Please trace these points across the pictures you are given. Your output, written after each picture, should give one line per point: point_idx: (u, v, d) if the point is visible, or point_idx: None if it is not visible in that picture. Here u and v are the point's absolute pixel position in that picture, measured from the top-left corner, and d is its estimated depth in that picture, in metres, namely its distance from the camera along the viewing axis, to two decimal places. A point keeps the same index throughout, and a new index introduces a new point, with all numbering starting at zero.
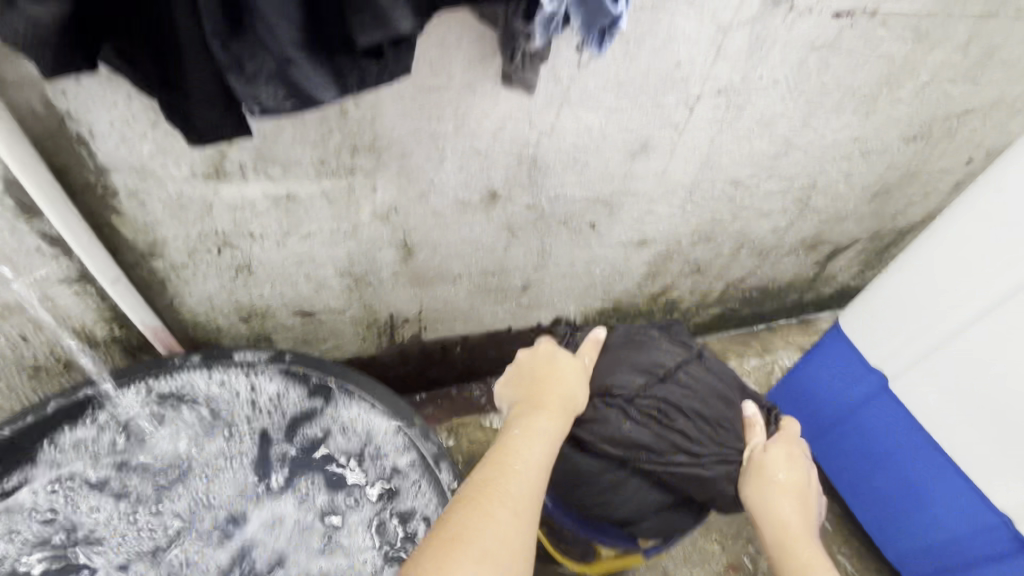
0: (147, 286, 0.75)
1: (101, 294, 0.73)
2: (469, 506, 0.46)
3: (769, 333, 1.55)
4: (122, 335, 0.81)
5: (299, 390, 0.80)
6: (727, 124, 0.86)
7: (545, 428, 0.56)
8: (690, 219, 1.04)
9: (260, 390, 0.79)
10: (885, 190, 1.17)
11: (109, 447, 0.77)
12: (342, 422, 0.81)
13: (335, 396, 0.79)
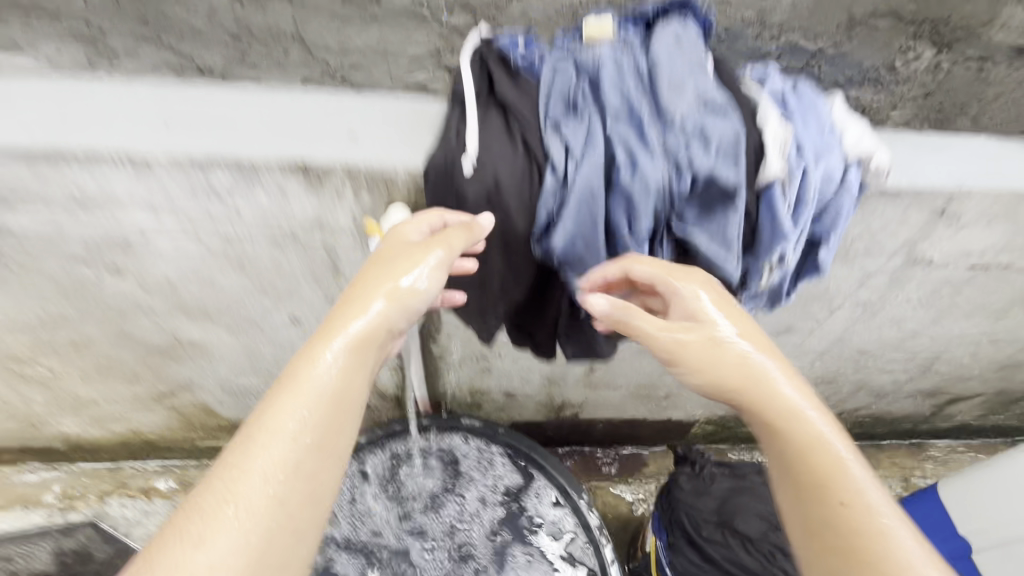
0: (428, 372, 1.17)
1: (403, 373, 1.16)
2: (200, 510, 0.50)
3: (877, 452, 1.69)
4: (400, 392, 1.24)
5: (511, 470, 1.11)
6: (861, 318, 1.08)
7: (286, 404, 0.55)
8: (816, 368, 1.26)
9: (484, 465, 1.12)
10: (1015, 365, 1.29)
11: (378, 475, 1.10)
12: (535, 510, 1.05)
13: (540, 484, 1.08)
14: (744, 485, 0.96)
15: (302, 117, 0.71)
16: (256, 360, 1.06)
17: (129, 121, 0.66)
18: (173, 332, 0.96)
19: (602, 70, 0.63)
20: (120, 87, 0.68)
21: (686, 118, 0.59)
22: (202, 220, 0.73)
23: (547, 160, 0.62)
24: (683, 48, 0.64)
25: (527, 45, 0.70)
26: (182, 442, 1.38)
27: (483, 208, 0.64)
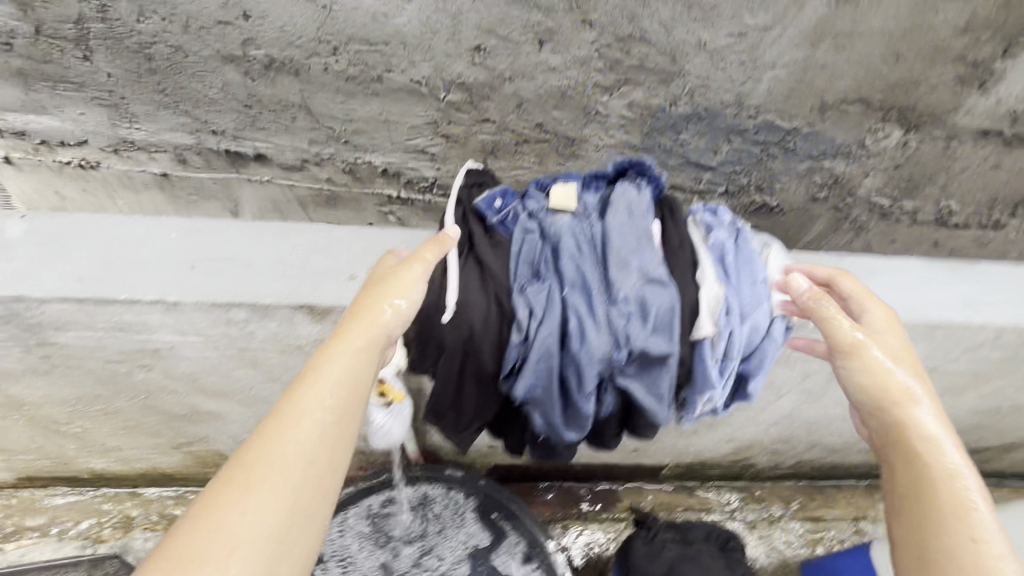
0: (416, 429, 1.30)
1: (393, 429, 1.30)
2: (233, 485, 0.55)
3: (836, 491, 1.82)
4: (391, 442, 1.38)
5: (489, 521, 1.27)
6: (808, 398, 1.20)
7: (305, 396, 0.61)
8: (771, 431, 1.39)
9: (466, 516, 1.28)
10: (955, 432, 1.41)
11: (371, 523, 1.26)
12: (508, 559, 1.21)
13: (512, 536, 1.24)
14: (691, 550, 1.10)
15: (308, 252, 0.83)
16: (264, 423, 1.19)
17: (168, 267, 0.79)
18: (192, 404, 1.08)
19: (562, 239, 0.76)
20: (162, 237, 0.82)
21: (627, 292, 0.71)
22: (223, 337, 0.85)
23: (512, 315, 0.74)
24: (631, 221, 0.76)
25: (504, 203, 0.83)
26: (195, 475, 1.51)
27: (458, 356, 0.75)
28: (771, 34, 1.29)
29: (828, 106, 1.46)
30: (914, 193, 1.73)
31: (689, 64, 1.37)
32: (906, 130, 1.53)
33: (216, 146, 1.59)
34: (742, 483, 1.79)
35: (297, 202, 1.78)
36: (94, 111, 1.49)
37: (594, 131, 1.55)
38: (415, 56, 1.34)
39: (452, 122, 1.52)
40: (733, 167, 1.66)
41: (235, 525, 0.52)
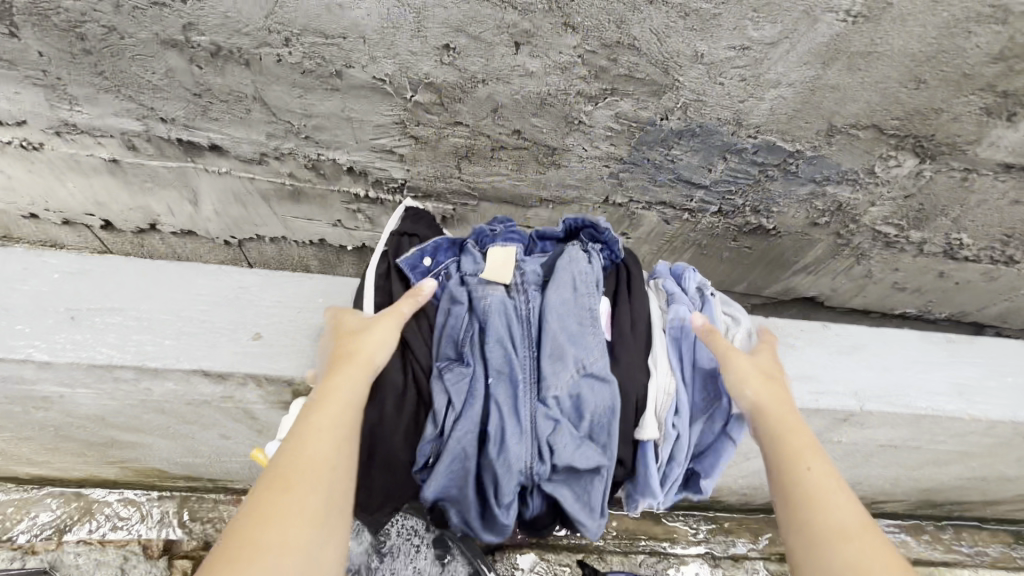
0: None
1: None
2: (280, 498, 0.56)
3: None
4: None
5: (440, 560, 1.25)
6: None
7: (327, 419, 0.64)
8: (741, 480, 1.31)
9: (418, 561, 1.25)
10: (936, 491, 1.33)
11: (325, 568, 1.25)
12: None
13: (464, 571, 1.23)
14: None
15: (206, 301, 0.77)
16: (195, 451, 1.10)
17: (42, 311, 0.72)
18: (108, 435, 0.99)
19: (493, 318, 0.79)
20: (47, 278, 0.76)
21: (557, 387, 0.75)
22: (117, 391, 0.76)
23: (429, 404, 0.75)
24: (572, 300, 0.81)
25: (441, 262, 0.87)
26: (140, 480, 1.43)
27: (365, 446, 0.73)
28: (777, 49, 1.15)
29: (836, 130, 1.32)
30: (923, 224, 1.59)
31: (683, 77, 1.22)
32: (920, 159, 1.38)
33: (166, 134, 1.46)
34: (711, 514, 1.72)
35: (259, 196, 1.66)
36: (30, 90, 1.36)
37: (576, 141, 1.41)
38: (376, 51, 1.20)
39: (421, 124, 1.39)
40: (728, 186, 1.52)
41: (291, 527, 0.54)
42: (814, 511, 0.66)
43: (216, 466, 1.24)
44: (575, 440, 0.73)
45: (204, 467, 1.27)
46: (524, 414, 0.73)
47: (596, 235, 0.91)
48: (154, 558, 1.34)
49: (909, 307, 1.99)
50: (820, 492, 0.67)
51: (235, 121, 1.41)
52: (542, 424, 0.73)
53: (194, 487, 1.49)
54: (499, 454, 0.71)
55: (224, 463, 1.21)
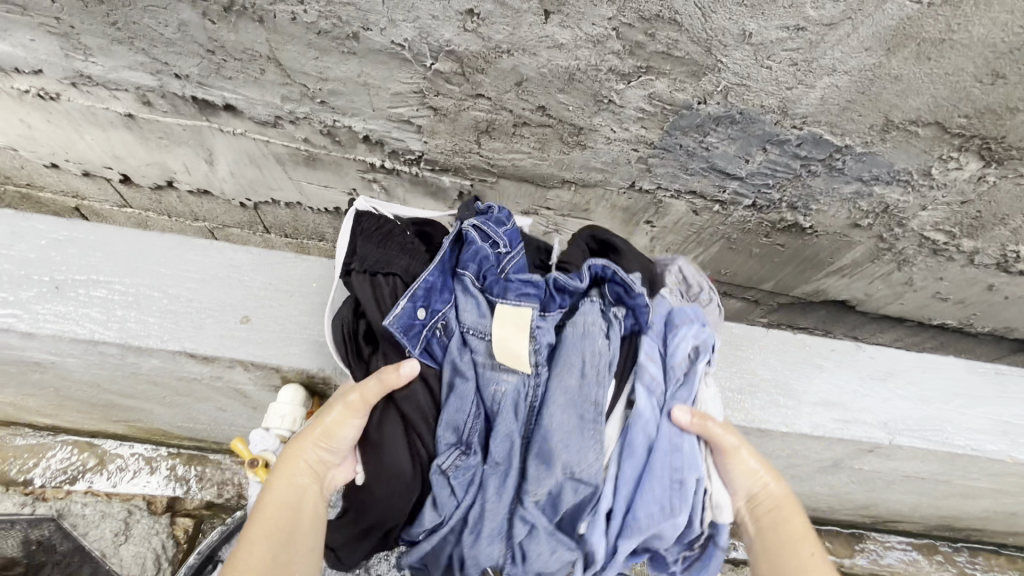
0: None
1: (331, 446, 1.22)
2: None
3: None
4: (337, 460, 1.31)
5: None
6: (793, 476, 1.06)
7: (274, 516, 0.81)
8: None
9: None
10: (957, 519, 1.26)
11: None
12: None
13: None
14: None
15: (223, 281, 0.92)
16: (196, 419, 1.10)
17: (60, 286, 0.86)
18: (108, 398, 0.99)
19: (498, 405, 0.89)
20: (71, 254, 0.89)
21: (539, 486, 0.85)
22: (106, 360, 0.85)
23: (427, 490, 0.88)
24: (577, 390, 0.87)
25: (437, 313, 0.90)
26: (147, 436, 1.46)
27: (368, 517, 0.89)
28: (836, 32, 1.03)
29: (893, 125, 1.19)
30: (978, 233, 1.46)
31: (726, 58, 1.12)
32: (985, 163, 1.25)
33: (181, 91, 1.42)
34: None
35: (274, 159, 1.62)
36: (44, 38, 1.32)
37: (605, 121, 1.32)
38: (394, 14, 1.12)
39: (440, 94, 1.31)
40: (765, 180, 1.42)
41: None
42: None
43: (217, 432, 1.24)
44: (548, 543, 0.86)
45: (206, 432, 1.28)
46: (510, 503, 0.87)
47: (623, 298, 0.95)
48: (158, 514, 1.37)
49: (949, 319, 1.87)
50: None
51: (249, 82, 1.36)
52: (519, 529, 0.86)
53: (201, 446, 1.52)
54: (475, 548, 0.87)
55: (225, 430, 1.21)
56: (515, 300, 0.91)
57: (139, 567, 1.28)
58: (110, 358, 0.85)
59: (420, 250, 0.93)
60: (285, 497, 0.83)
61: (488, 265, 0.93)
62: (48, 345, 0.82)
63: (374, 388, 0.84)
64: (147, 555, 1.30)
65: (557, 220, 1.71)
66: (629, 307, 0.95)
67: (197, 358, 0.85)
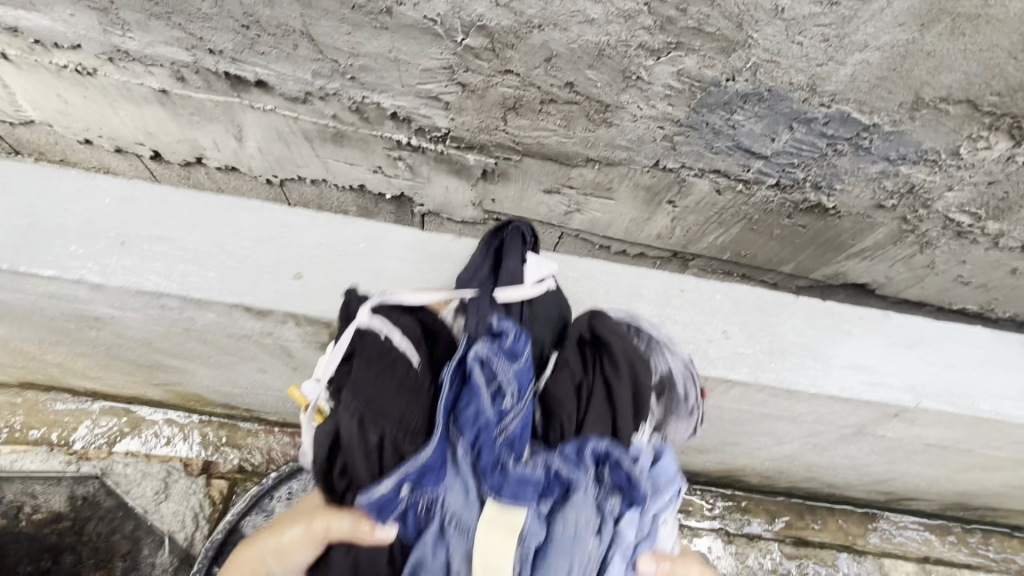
0: None
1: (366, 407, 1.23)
2: None
3: (826, 513, 1.74)
4: None
5: None
6: (818, 447, 1.08)
7: None
8: (767, 464, 1.28)
9: None
10: (973, 495, 1.28)
11: None
12: None
13: None
14: None
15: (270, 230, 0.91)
16: (235, 382, 1.15)
17: (121, 241, 0.86)
18: (155, 358, 1.03)
19: None
20: (128, 210, 0.90)
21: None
22: (165, 315, 0.87)
23: None
24: None
25: (417, 485, 0.72)
26: (181, 403, 1.52)
27: None
28: (870, 7, 1.03)
29: (923, 103, 1.20)
30: (1004, 215, 1.46)
31: (757, 34, 1.12)
32: (1015, 142, 1.25)
33: (214, 66, 1.45)
34: (729, 493, 1.71)
35: (302, 136, 1.65)
36: (84, 13, 1.35)
37: (632, 98, 1.33)
38: None
39: (469, 70, 1.33)
40: (791, 159, 1.42)
41: None
42: None
43: (252, 397, 1.29)
44: None
45: (241, 397, 1.32)
46: None
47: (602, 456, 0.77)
48: (193, 475, 1.44)
49: (969, 304, 1.87)
50: None
51: (282, 57, 1.38)
52: None
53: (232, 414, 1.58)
54: None
55: (260, 394, 1.25)
56: (510, 500, 0.71)
57: (179, 523, 1.34)
58: (168, 313, 0.86)
59: (411, 386, 0.79)
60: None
61: (485, 427, 0.76)
62: (112, 297, 0.84)
63: (340, 528, 0.72)
64: (185, 513, 1.36)
65: (580, 200, 1.72)
66: (631, 495, 0.76)
67: (252, 313, 0.86)
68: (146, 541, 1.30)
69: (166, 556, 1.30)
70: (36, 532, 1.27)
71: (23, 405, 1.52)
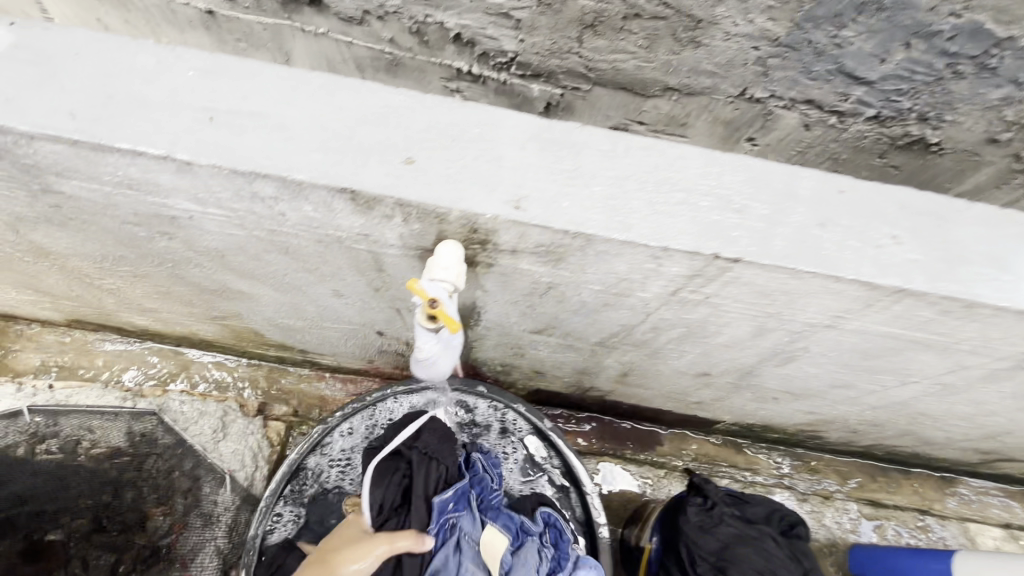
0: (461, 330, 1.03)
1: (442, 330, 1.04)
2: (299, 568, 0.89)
3: (901, 477, 1.64)
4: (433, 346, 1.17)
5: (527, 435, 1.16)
6: (938, 392, 0.98)
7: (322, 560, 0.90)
8: (865, 415, 1.19)
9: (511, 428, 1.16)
10: None
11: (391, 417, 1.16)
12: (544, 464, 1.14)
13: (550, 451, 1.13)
14: (737, 512, 1.00)
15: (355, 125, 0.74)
16: (302, 311, 1.08)
17: (174, 105, 0.63)
18: (222, 281, 0.97)
19: None
20: (164, 66, 0.65)
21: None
22: (248, 213, 0.70)
23: None
24: None
25: (453, 507, 0.96)
26: (233, 344, 1.47)
27: None
28: None
29: None
30: None
31: None
32: None
33: None
34: (798, 451, 1.62)
35: None
36: None
37: None
38: None
39: None
40: None
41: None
42: None
43: (313, 332, 1.23)
44: None
45: (301, 334, 1.26)
46: None
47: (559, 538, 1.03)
48: (251, 416, 1.40)
49: None
50: None
51: None
52: None
53: (283, 357, 1.53)
54: None
55: (323, 329, 1.19)
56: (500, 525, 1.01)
57: (239, 462, 1.30)
58: (252, 214, 0.69)
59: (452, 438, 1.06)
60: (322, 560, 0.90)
61: (487, 487, 1.06)
62: (188, 190, 0.65)
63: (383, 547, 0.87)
64: (244, 453, 1.33)
65: None
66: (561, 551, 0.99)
67: (356, 208, 0.64)
68: (207, 479, 1.26)
69: (228, 492, 1.26)
70: (92, 466, 1.23)
71: (71, 344, 1.54)
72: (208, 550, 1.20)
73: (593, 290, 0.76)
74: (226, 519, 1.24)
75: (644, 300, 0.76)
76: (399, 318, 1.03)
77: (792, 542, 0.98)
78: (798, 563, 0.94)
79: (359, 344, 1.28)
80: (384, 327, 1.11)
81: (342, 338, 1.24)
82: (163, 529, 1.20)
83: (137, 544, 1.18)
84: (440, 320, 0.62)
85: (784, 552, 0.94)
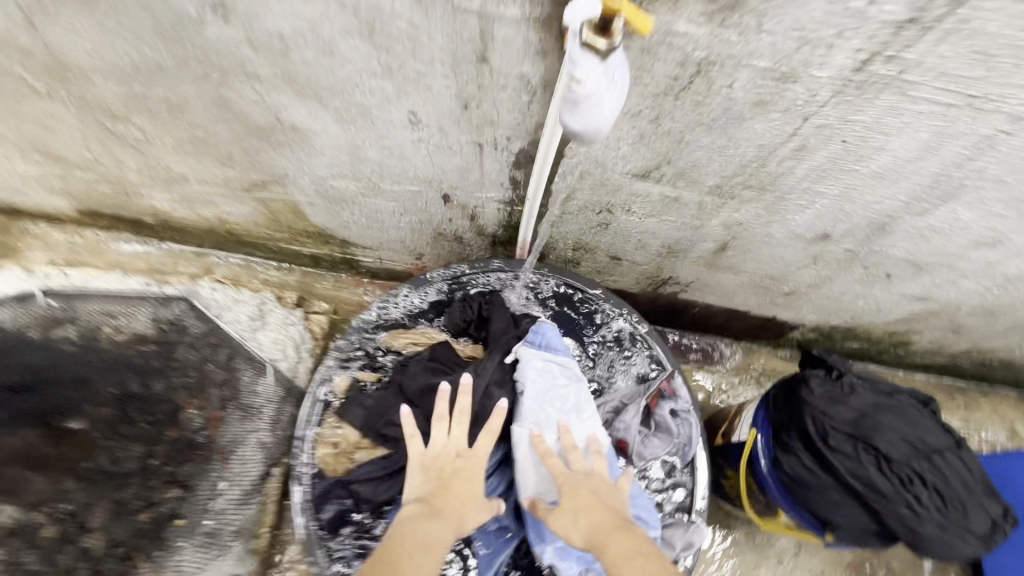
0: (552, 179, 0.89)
1: (526, 179, 0.91)
2: (421, 500, 0.80)
3: (981, 396, 1.52)
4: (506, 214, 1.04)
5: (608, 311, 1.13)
6: None
7: (431, 485, 0.83)
8: (985, 298, 1.06)
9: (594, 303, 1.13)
10: None
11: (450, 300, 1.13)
12: (627, 335, 1.12)
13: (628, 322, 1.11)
14: (866, 380, 0.87)
15: None
16: (360, 163, 0.95)
17: None
18: (276, 111, 0.83)
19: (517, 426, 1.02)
20: None
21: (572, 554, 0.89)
22: None
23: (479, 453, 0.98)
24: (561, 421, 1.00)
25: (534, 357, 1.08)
26: (263, 239, 1.36)
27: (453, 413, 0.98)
28: None
29: None
30: None
31: None
32: None
33: None
34: (875, 367, 1.49)
35: None
36: None
37: None
38: None
39: None
40: None
41: (408, 514, 0.78)
42: (587, 531, 0.76)
43: (366, 206, 1.09)
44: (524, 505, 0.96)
45: (349, 211, 1.13)
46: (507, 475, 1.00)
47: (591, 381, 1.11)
48: (288, 306, 1.28)
49: None
50: (602, 525, 0.76)
51: None
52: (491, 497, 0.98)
53: (319, 257, 1.40)
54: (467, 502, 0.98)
55: (379, 199, 1.06)
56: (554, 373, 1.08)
57: (280, 352, 1.19)
58: None
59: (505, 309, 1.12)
60: (421, 485, 0.84)
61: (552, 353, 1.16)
62: None
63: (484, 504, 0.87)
64: (285, 342, 1.22)
65: None
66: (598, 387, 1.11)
67: None
68: (245, 369, 1.14)
69: (270, 382, 1.16)
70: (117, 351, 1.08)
71: (83, 245, 1.43)
72: (250, 440, 1.10)
73: (755, 70, 0.62)
74: (269, 410, 1.14)
75: (813, 86, 0.63)
76: (478, 164, 0.89)
77: (937, 413, 0.84)
78: (947, 432, 0.82)
79: (415, 225, 1.15)
80: (454, 187, 0.98)
81: (396, 214, 1.11)
82: (199, 422, 1.06)
83: (169, 437, 1.02)
84: (622, 13, 0.48)
85: (931, 420, 0.82)
